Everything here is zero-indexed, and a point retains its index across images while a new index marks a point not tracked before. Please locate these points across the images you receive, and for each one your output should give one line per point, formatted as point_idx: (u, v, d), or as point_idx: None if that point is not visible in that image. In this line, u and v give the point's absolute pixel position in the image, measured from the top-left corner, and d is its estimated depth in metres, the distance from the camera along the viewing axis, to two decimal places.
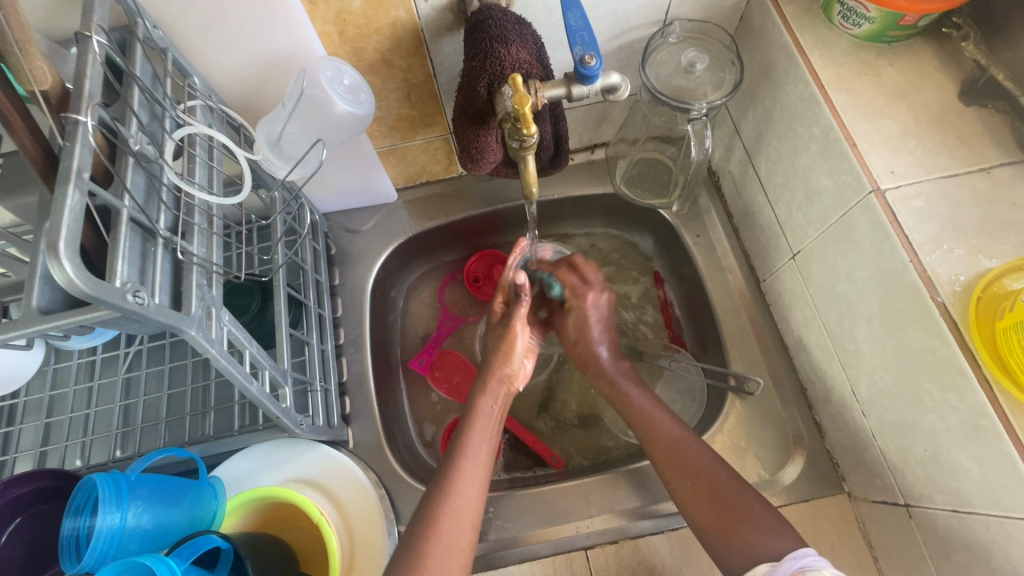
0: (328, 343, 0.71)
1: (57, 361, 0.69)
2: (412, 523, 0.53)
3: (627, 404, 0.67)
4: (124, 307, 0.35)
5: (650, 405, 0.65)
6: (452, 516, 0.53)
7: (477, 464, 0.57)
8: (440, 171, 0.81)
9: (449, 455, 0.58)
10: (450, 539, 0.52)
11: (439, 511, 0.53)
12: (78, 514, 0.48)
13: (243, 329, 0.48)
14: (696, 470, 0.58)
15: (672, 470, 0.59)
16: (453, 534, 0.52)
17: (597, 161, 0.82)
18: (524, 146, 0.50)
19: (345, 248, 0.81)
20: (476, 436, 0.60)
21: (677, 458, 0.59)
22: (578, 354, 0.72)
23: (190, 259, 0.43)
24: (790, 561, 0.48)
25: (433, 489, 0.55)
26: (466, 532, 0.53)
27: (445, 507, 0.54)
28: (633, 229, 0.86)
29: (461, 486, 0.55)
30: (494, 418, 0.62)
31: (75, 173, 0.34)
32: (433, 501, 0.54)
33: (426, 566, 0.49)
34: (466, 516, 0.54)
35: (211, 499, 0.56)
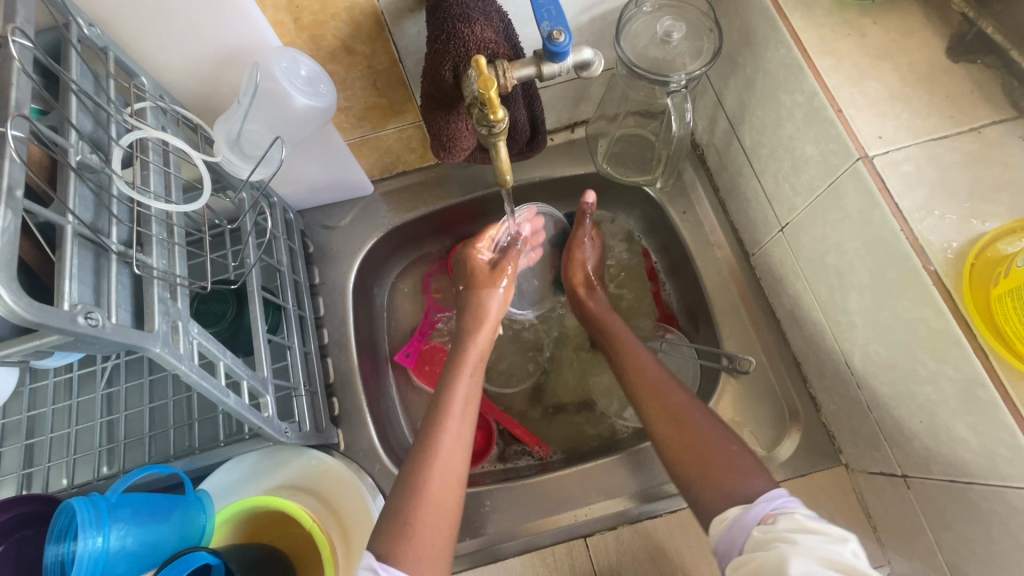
0: (311, 345, 0.69)
1: (32, 381, 0.67)
2: (403, 473, 0.55)
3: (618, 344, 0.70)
4: (76, 331, 0.33)
5: (635, 346, 0.69)
6: (439, 469, 0.54)
7: (467, 398, 0.61)
8: (416, 160, 0.79)
9: (439, 393, 0.61)
10: (440, 500, 0.53)
11: (427, 466, 0.55)
12: (61, 540, 0.46)
13: (215, 340, 0.46)
14: (689, 418, 0.58)
15: (657, 407, 0.61)
16: (441, 497, 0.53)
17: (577, 140, 0.80)
18: (494, 132, 0.47)
19: (323, 245, 0.79)
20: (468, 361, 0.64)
21: (668, 403, 0.61)
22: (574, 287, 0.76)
23: (148, 273, 0.41)
24: (762, 504, 0.48)
25: (422, 438, 0.57)
26: (455, 486, 0.55)
27: (434, 462, 0.55)
28: (618, 208, 0.84)
29: (446, 445, 0.56)
30: (483, 337, 0.67)
31: (6, 192, 0.31)
32: (420, 460, 0.55)
33: (415, 527, 0.51)
34: (450, 472, 0.55)
35: (199, 513, 0.55)
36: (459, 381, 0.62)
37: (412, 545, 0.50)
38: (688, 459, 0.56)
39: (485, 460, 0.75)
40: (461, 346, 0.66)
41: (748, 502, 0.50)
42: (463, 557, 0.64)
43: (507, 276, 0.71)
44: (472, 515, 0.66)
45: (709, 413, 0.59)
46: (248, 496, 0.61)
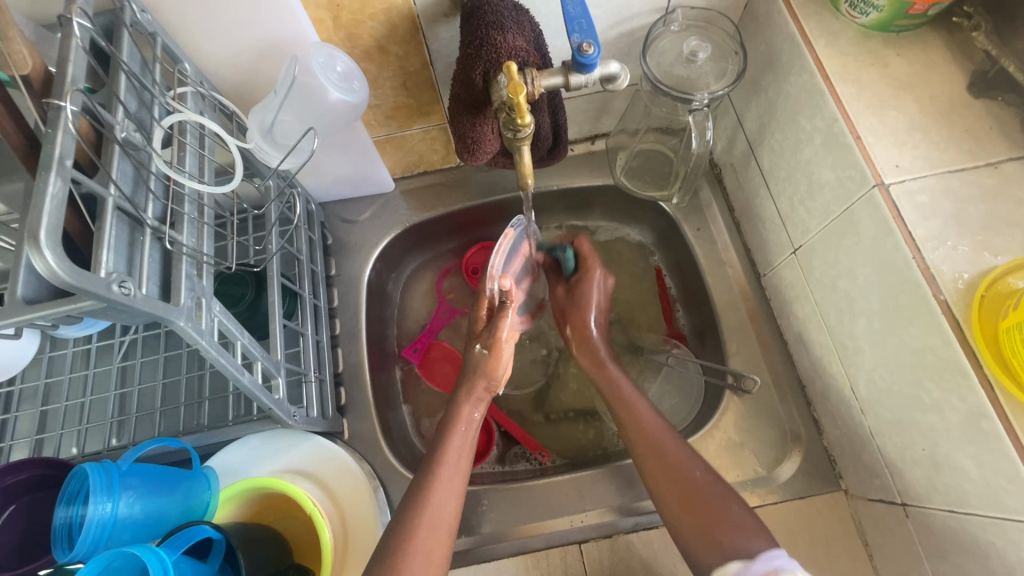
0: (323, 334, 0.71)
1: (52, 349, 0.70)
2: (390, 527, 0.54)
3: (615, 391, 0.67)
4: (109, 297, 0.35)
5: (634, 395, 0.66)
6: (427, 525, 0.53)
7: (458, 459, 0.59)
8: (438, 161, 0.81)
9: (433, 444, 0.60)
10: (428, 551, 0.52)
11: (416, 520, 0.53)
12: (71, 503, 0.48)
13: (234, 319, 0.48)
14: (687, 475, 0.57)
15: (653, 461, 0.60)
16: (430, 547, 0.52)
17: (597, 152, 0.81)
18: (519, 137, 0.49)
19: (341, 238, 0.80)
20: (459, 425, 0.61)
21: (666, 463, 0.59)
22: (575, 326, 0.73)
23: (178, 249, 0.43)
24: (763, 562, 0.46)
25: (412, 492, 0.56)
26: (443, 543, 0.53)
27: (423, 516, 0.54)
28: (633, 221, 0.86)
29: (441, 494, 0.55)
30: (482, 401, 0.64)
31: (57, 161, 0.33)
32: (412, 506, 0.54)
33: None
34: (440, 524, 0.54)
35: (204, 490, 0.57)
36: (453, 434, 0.60)
37: None
38: (680, 511, 0.55)
39: (485, 461, 0.75)
40: (456, 410, 0.62)
41: (748, 557, 0.49)
42: (457, 554, 0.65)
43: (506, 323, 0.62)
44: (467, 513, 0.67)
45: (704, 470, 0.57)
46: (253, 477, 0.62)
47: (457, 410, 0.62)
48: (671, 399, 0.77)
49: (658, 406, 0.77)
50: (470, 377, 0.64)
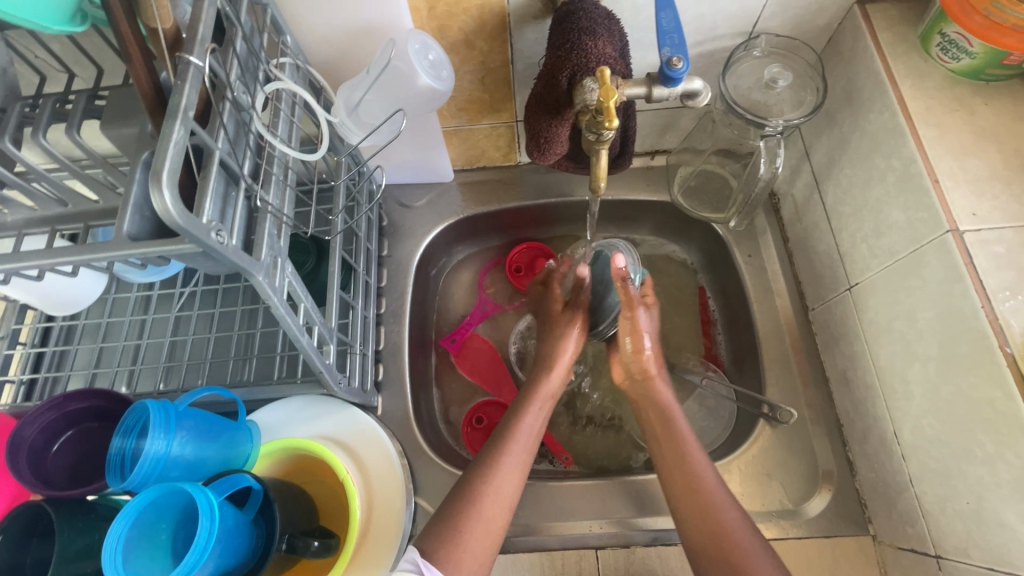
0: (371, 310, 0.73)
1: (116, 291, 0.75)
2: (458, 491, 0.57)
3: (655, 405, 0.66)
4: (207, 243, 0.37)
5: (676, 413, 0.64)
6: (493, 499, 0.56)
7: (529, 437, 0.62)
8: (499, 158, 0.82)
9: (506, 419, 0.63)
10: (489, 521, 0.55)
11: (483, 493, 0.56)
12: (127, 436, 0.52)
13: (302, 282, 0.50)
14: (720, 513, 0.56)
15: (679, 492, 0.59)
16: (491, 517, 0.56)
17: (656, 167, 0.82)
18: (600, 140, 0.49)
19: (397, 221, 0.83)
20: (534, 403, 0.65)
21: (694, 481, 0.59)
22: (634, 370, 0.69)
23: (266, 208, 0.45)
24: None
25: (481, 463, 0.59)
26: (503, 517, 0.56)
27: (490, 487, 0.57)
28: (682, 240, 0.86)
29: (509, 468, 0.59)
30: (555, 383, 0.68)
31: (182, 111, 0.36)
32: (480, 477, 0.58)
33: (461, 541, 0.53)
34: (505, 497, 0.57)
35: (246, 442, 0.59)
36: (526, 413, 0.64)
37: (456, 560, 0.52)
38: (707, 540, 0.55)
39: None
40: (534, 387, 0.67)
41: None
42: None
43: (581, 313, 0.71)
44: None
45: (733, 507, 0.57)
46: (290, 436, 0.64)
47: (535, 388, 0.66)
48: (701, 420, 0.77)
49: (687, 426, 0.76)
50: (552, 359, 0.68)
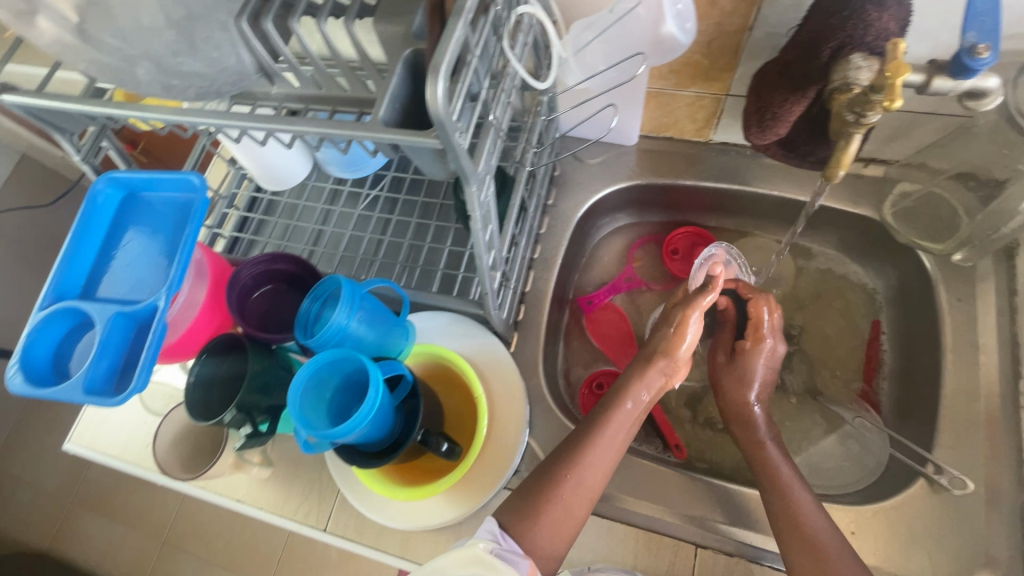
0: (527, 252, 0.75)
1: (315, 180, 0.84)
2: (539, 472, 0.59)
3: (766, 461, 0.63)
4: (451, 141, 0.40)
5: (795, 481, 0.59)
6: (576, 487, 0.58)
7: (614, 437, 0.61)
8: (690, 131, 0.79)
9: (594, 415, 0.63)
10: (569, 507, 0.57)
11: (562, 480, 0.58)
12: (314, 301, 0.58)
13: (495, 205, 0.52)
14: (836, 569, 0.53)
15: (788, 531, 0.56)
16: (572, 505, 0.57)
17: (867, 178, 0.73)
18: (858, 122, 0.44)
19: (568, 174, 0.83)
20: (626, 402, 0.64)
21: (809, 537, 0.55)
22: (726, 406, 0.70)
23: (491, 124, 0.47)
24: None
25: (565, 452, 0.60)
26: (582, 507, 0.58)
27: (572, 478, 0.58)
28: (871, 265, 0.78)
29: (592, 463, 0.59)
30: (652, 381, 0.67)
31: (465, 11, 0.38)
32: (563, 465, 0.59)
33: (540, 521, 0.55)
34: (585, 489, 0.58)
35: (401, 337, 0.63)
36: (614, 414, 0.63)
37: (532, 539, 0.54)
38: None
39: None
40: (622, 386, 0.66)
41: None
42: None
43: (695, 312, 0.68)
44: None
45: (852, 560, 0.53)
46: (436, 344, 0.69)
47: (626, 388, 0.65)
48: (839, 459, 0.70)
49: (823, 459, 0.70)
50: (647, 365, 0.67)
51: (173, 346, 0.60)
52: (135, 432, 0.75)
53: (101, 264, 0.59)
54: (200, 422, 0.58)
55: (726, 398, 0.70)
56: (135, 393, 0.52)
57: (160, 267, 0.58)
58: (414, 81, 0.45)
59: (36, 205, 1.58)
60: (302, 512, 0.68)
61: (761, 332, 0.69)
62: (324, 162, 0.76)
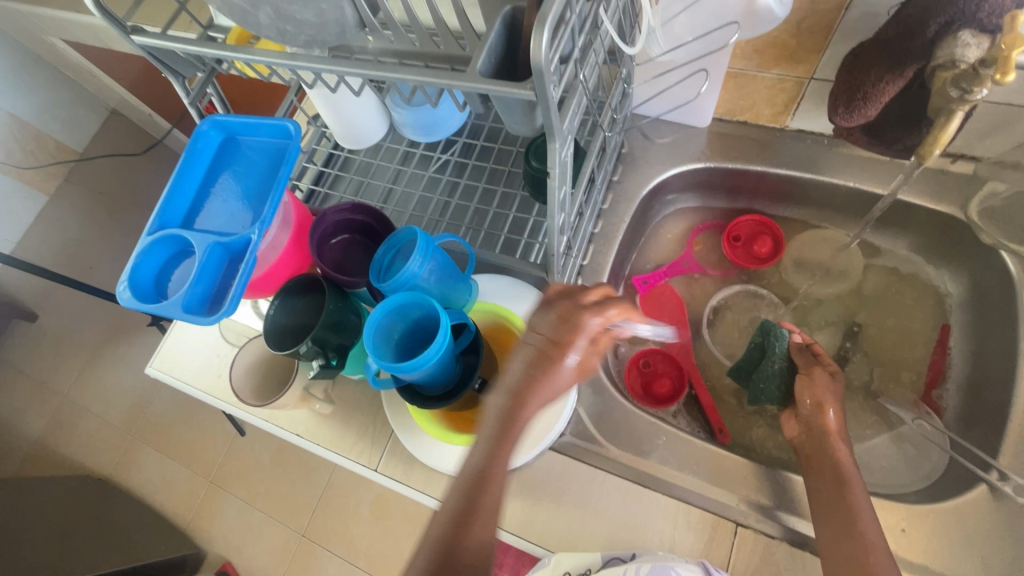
0: (590, 224, 0.76)
1: (389, 142, 0.88)
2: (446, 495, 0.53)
3: (830, 463, 0.61)
4: (543, 94, 0.42)
5: (856, 478, 0.59)
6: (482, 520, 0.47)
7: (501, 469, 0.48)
8: (766, 116, 0.77)
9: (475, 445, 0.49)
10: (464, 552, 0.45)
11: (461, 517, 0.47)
12: (387, 251, 0.62)
13: (573, 165, 0.54)
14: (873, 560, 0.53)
15: (834, 518, 0.57)
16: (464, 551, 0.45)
17: (954, 174, 0.70)
18: (964, 96, 0.43)
19: (636, 151, 0.83)
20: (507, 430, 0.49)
21: (849, 519, 0.56)
22: (808, 443, 0.64)
23: (578, 84, 0.48)
24: None
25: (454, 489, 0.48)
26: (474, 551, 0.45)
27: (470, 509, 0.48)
28: (946, 266, 0.75)
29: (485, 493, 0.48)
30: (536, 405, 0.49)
31: None
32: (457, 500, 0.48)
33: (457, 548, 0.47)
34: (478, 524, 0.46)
35: (464, 293, 0.67)
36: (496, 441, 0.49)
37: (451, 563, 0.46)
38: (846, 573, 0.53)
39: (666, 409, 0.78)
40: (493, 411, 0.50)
41: None
42: (617, 464, 0.68)
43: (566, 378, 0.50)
44: (642, 437, 0.69)
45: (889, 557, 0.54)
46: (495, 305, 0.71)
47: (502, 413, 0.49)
48: (891, 459, 0.68)
49: (875, 458, 0.69)
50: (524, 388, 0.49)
51: (258, 280, 0.64)
52: (209, 361, 0.81)
53: (201, 199, 0.65)
54: (279, 351, 0.63)
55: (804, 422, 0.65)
56: (227, 314, 0.56)
57: (255, 206, 0.62)
58: (510, 37, 0.47)
59: (123, 154, 1.70)
60: (356, 450, 0.73)
61: (829, 361, 0.68)
62: (403, 126, 0.79)
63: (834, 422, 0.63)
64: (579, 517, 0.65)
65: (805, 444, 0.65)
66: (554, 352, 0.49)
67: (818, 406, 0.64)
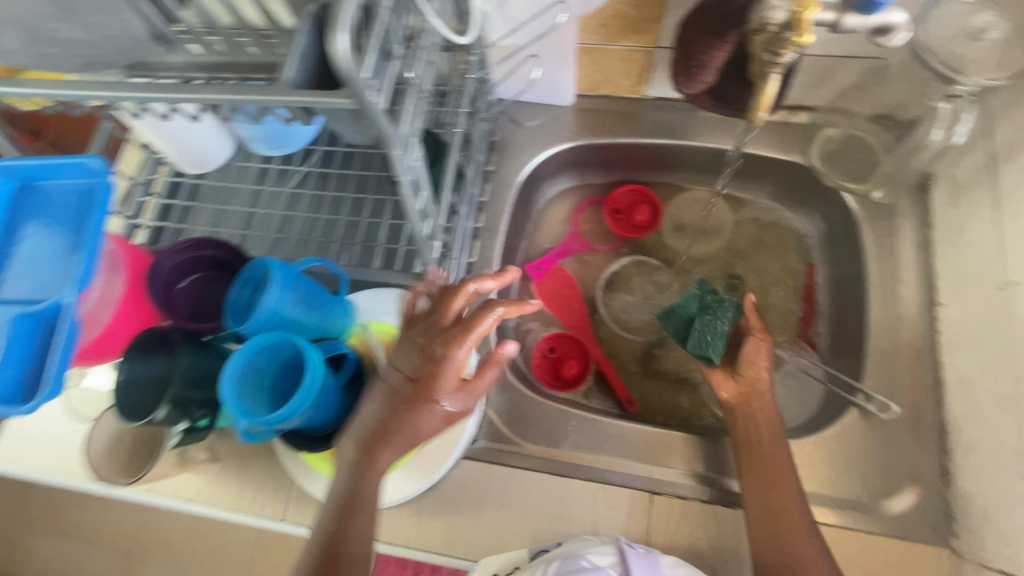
0: (470, 221, 0.74)
1: (240, 159, 0.79)
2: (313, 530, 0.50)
3: (762, 420, 0.61)
4: (364, 101, 0.37)
5: (775, 428, 0.60)
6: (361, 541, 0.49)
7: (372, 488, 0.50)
8: (626, 88, 0.78)
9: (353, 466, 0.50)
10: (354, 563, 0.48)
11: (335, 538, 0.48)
12: (244, 286, 0.56)
13: (427, 170, 0.50)
14: (786, 502, 0.56)
15: (756, 470, 0.59)
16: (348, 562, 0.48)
17: (795, 125, 0.74)
18: (774, 62, 0.44)
19: (507, 137, 0.81)
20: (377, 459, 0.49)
21: (767, 470, 0.58)
22: (745, 407, 0.62)
23: (412, 83, 0.44)
24: None
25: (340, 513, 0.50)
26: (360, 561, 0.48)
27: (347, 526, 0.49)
28: (801, 209, 0.80)
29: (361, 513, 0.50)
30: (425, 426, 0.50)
31: None
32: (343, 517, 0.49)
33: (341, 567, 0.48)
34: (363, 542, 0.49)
35: (341, 316, 0.62)
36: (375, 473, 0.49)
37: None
38: (762, 519, 0.56)
39: (574, 390, 0.78)
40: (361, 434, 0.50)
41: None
42: (532, 458, 0.67)
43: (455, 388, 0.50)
44: (553, 426, 0.69)
45: (798, 494, 0.57)
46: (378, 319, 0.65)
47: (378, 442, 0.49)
48: None
49: None
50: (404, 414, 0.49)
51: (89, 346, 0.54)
52: (63, 443, 0.70)
53: (2, 262, 0.54)
54: (133, 422, 0.54)
55: (743, 389, 0.63)
56: (45, 399, 0.48)
57: (64, 262, 0.52)
58: (324, 36, 0.42)
59: None
60: (258, 504, 0.66)
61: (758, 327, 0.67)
62: (248, 140, 0.71)
63: (767, 383, 0.63)
64: (502, 520, 0.64)
65: (737, 402, 0.63)
66: (421, 404, 0.49)
67: (758, 370, 0.63)
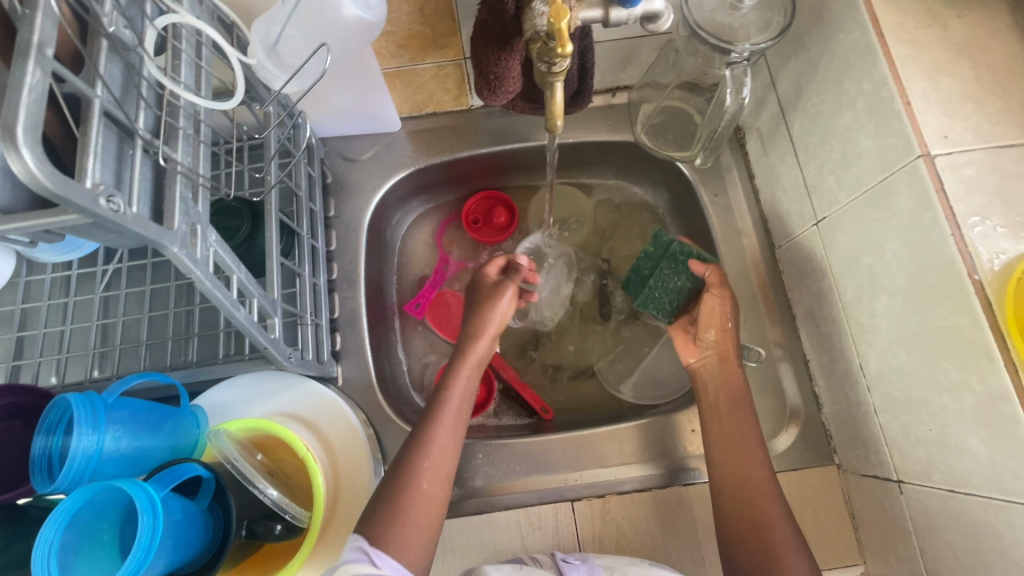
0: (321, 276, 0.68)
1: (28, 273, 0.66)
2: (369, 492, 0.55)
3: (722, 387, 0.63)
4: (95, 212, 0.31)
5: (745, 406, 0.61)
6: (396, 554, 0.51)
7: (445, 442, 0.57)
8: (450, 102, 0.76)
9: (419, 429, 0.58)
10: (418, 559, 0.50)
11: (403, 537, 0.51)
12: (50, 433, 0.46)
13: (232, 252, 0.44)
14: (754, 478, 0.57)
15: (730, 453, 0.59)
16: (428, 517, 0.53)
17: (617, 106, 0.77)
18: (553, 70, 0.44)
19: (342, 177, 0.76)
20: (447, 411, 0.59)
21: (738, 453, 0.59)
22: (712, 372, 0.64)
23: (173, 166, 0.38)
24: None
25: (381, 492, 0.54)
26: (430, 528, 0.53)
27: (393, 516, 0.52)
28: (645, 182, 0.83)
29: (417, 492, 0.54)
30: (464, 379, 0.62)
31: (36, 48, 0.30)
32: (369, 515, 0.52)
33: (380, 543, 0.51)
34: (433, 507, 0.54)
35: (190, 428, 0.55)
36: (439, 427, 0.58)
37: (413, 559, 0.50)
38: (731, 503, 0.57)
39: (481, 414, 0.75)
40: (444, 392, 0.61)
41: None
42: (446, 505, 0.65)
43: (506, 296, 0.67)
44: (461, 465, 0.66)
45: (764, 465, 0.58)
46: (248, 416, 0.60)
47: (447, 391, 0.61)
48: (670, 365, 0.77)
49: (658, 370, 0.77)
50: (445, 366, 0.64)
51: None
52: None
53: None
54: None
55: (709, 352, 0.65)
56: None
57: None
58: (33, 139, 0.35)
59: None
60: None
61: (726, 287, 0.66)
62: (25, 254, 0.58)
63: (728, 347, 0.64)
64: None
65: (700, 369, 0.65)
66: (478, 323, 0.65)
67: (718, 332, 0.65)
